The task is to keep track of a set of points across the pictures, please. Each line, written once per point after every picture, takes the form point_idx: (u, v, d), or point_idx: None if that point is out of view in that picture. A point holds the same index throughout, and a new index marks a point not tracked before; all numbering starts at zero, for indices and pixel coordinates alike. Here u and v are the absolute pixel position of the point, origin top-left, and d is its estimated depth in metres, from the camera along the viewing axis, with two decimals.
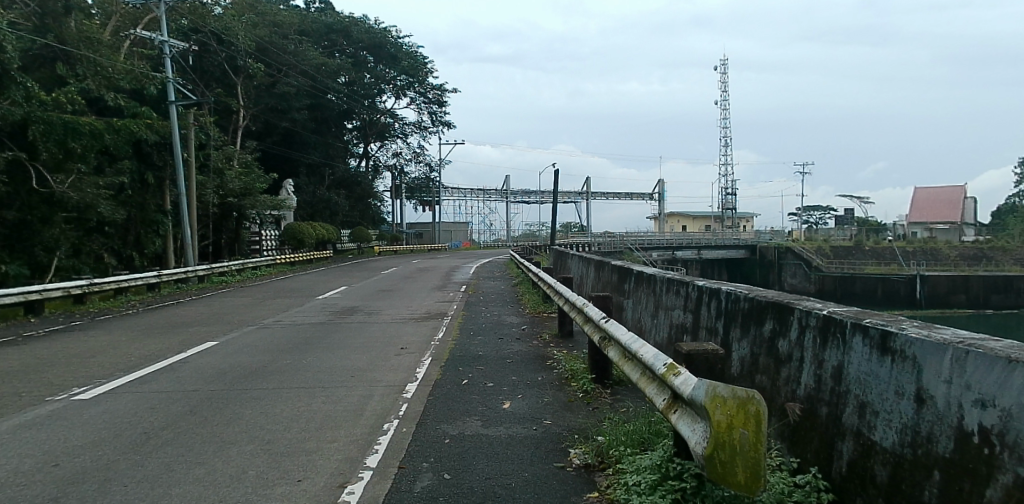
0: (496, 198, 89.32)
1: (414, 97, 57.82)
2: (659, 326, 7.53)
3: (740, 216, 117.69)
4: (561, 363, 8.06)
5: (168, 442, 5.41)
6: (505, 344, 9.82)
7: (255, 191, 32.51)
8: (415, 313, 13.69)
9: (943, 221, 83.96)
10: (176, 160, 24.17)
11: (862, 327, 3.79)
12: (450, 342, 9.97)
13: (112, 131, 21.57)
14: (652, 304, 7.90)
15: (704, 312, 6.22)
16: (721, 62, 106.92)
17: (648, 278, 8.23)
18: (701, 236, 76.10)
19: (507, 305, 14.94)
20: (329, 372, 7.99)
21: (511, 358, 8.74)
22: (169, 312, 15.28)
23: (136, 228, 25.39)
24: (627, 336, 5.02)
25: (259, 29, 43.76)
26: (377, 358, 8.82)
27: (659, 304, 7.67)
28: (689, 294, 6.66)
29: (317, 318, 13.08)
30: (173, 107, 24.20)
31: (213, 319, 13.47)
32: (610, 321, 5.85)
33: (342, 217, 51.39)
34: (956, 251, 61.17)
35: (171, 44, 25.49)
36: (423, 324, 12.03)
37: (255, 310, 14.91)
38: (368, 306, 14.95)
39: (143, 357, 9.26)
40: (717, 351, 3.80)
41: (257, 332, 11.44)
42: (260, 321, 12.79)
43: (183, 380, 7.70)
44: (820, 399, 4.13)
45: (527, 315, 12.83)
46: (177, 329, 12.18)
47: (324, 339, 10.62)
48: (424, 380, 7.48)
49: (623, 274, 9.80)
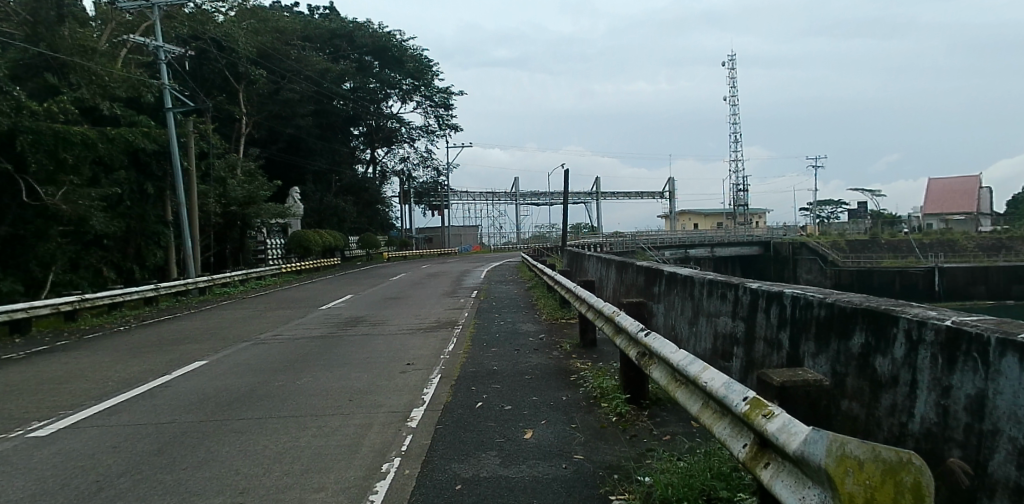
0: (506, 200, 88.42)
1: (420, 101, 57.20)
2: (700, 336, 6.52)
3: (752, 212, 115.90)
4: (588, 379, 7.04)
5: (122, 493, 4.48)
6: (522, 356, 8.82)
7: (259, 199, 31.79)
8: (425, 322, 12.76)
9: (958, 211, 81.97)
10: (176, 168, 23.41)
11: (1013, 344, 2.71)
12: (461, 356, 8.98)
13: (105, 141, 20.48)
14: (690, 311, 6.89)
15: (761, 320, 5.20)
16: (731, 59, 105.60)
17: (684, 278, 7.24)
18: (714, 234, 74.74)
19: (522, 311, 13.91)
20: (324, 395, 7.07)
21: (530, 373, 7.72)
22: (164, 328, 14.44)
23: (137, 240, 24.84)
24: (680, 354, 4.04)
25: (261, 35, 43.16)
26: (379, 377, 7.85)
27: (698, 310, 6.65)
28: (738, 298, 5.64)
29: (317, 331, 12.13)
30: (170, 115, 23.48)
31: (208, 335, 12.57)
32: (652, 334, 4.84)
33: (349, 223, 50.63)
34: (975, 241, 59.50)
35: (167, 50, 24.77)
36: (431, 335, 11.04)
37: (253, 324, 14.00)
38: (374, 316, 14.04)
39: (122, 382, 8.37)
40: (818, 383, 2.80)
41: (251, 350, 10.48)
42: (257, 336, 11.87)
43: (157, 411, 6.77)
44: (949, 438, 3.09)
45: (544, 322, 11.78)
46: (169, 347, 11.31)
47: (324, 355, 9.68)
48: (431, 405, 6.48)
49: (651, 275, 8.78)
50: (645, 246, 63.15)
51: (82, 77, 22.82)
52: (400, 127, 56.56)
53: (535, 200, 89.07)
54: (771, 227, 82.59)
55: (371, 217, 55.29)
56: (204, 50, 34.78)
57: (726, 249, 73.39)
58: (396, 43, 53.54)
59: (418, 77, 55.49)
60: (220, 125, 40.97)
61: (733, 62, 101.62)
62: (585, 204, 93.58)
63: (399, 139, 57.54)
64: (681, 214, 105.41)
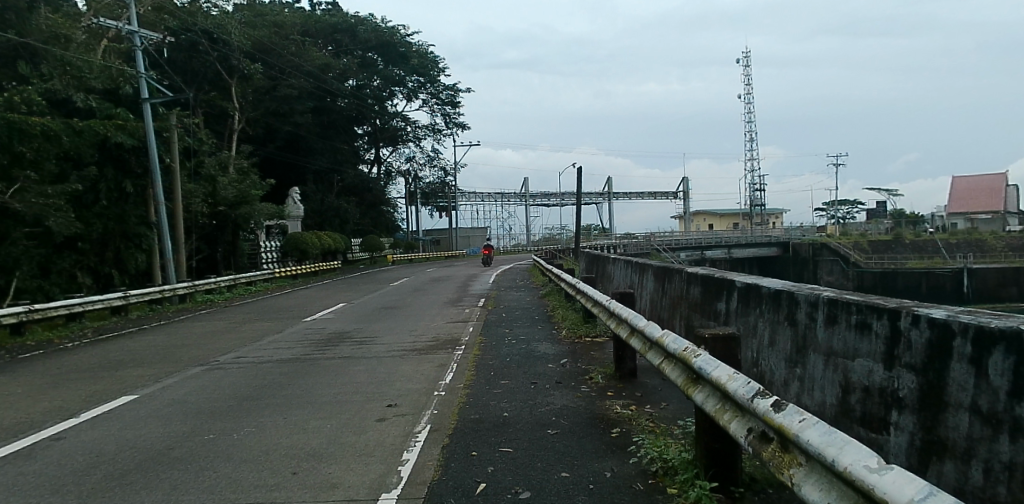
0: (516, 202, 86.48)
1: (425, 99, 55.32)
2: (817, 382, 4.28)
3: (769, 212, 112.50)
4: (643, 441, 4.84)
5: None
6: (542, 394, 6.65)
7: (252, 199, 30.02)
8: (421, 340, 10.71)
9: (985, 210, 78.08)
10: (153, 164, 21.82)
11: None
12: (461, 392, 6.86)
13: (71, 134, 19.60)
14: (793, 342, 4.66)
15: (962, 374, 2.91)
16: (744, 57, 102.97)
17: (775, 292, 5.03)
18: (729, 235, 72.12)
19: (536, 326, 11.75)
20: (263, 462, 4.98)
21: (553, 428, 5.50)
22: (124, 343, 12.58)
23: (115, 243, 23.02)
24: (914, 491, 1.74)
25: (257, 30, 41.73)
26: (347, 429, 5.71)
27: (811, 342, 4.40)
28: (908, 334, 3.34)
29: (290, 352, 10.05)
30: (147, 106, 21.74)
31: (162, 355, 10.61)
32: (800, 414, 2.51)
33: (352, 225, 48.64)
34: (1005, 240, 56.13)
35: (143, 36, 23.19)
36: (425, 360, 8.84)
37: (223, 340, 12.06)
38: (361, 331, 12.06)
39: (10, 428, 6.35)
40: None
41: (202, 380, 8.43)
42: (215, 359, 9.83)
43: (11, 488, 4.65)
44: None
45: (565, 343, 9.51)
46: (106, 372, 9.30)
47: (286, 389, 7.56)
48: (408, 486, 4.34)
49: (711, 287, 6.61)
50: (658, 248, 60.49)
51: (52, 67, 22.24)
52: (405, 126, 54.68)
53: (546, 200, 87.04)
54: (789, 228, 79.74)
55: (375, 218, 53.31)
56: (195, 42, 33.30)
57: (743, 250, 70.51)
58: (399, 38, 51.77)
59: (423, 74, 53.48)
60: (213, 122, 39.53)
61: (747, 58, 99.31)
62: (597, 205, 91.26)
63: (404, 139, 55.61)
64: (695, 214, 103.15)
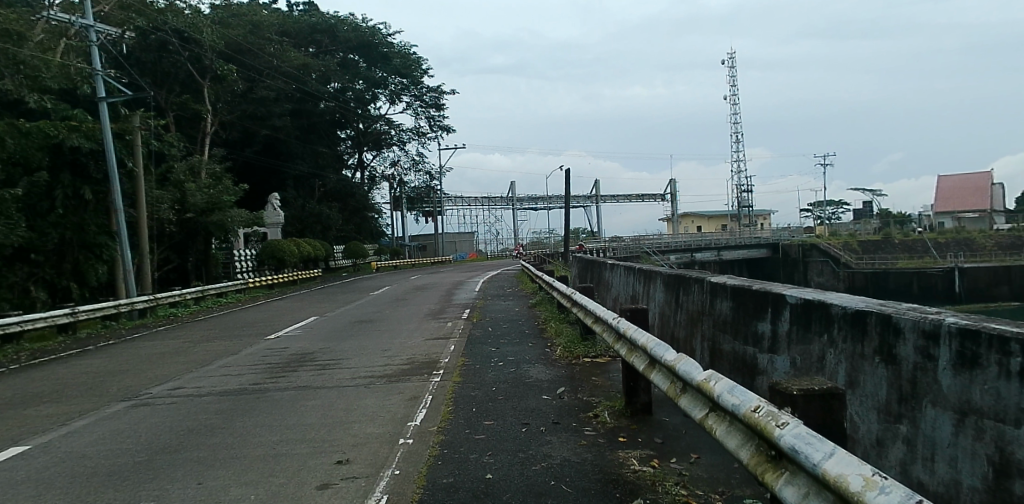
0: (503, 206, 85.16)
1: (409, 101, 53.84)
2: (948, 451, 2.90)
3: (756, 213, 112.00)
4: None
5: None
6: (537, 441, 5.23)
7: (224, 205, 28.17)
8: (395, 362, 9.26)
9: (971, 209, 77.82)
10: (112, 170, 20.11)
11: None
12: (433, 439, 5.41)
13: (17, 136, 18.89)
14: (901, 388, 3.27)
15: None
16: (729, 58, 102.70)
17: (857, 313, 3.71)
18: (718, 237, 71.41)
19: (526, 343, 10.34)
20: None
21: (552, 498, 4.04)
22: (57, 369, 10.92)
23: (74, 253, 21.18)
24: None
25: (233, 29, 40.07)
26: None
27: (937, 392, 3.00)
28: None
29: (238, 382, 8.52)
30: (103, 106, 19.91)
31: (89, 387, 8.97)
32: None
33: (334, 232, 47.10)
34: (993, 239, 55.75)
35: (100, 31, 21.44)
36: (393, 391, 7.38)
37: (167, 365, 10.42)
38: (327, 352, 10.57)
39: None
40: None
41: (119, 421, 6.81)
42: (147, 392, 8.26)
43: None
44: None
45: (561, 366, 8.09)
46: (12, 411, 7.68)
47: (217, 434, 6.02)
48: None
49: (749, 302, 5.24)
50: (650, 251, 59.36)
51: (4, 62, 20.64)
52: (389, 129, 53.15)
53: (533, 204, 85.83)
54: (777, 228, 79.13)
55: (359, 224, 51.67)
56: (164, 41, 31.57)
57: (732, 252, 69.71)
58: (381, 39, 50.44)
59: (406, 75, 51.94)
60: (185, 125, 37.81)
61: (732, 60, 99.15)
62: (585, 208, 90.21)
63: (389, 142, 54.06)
64: (685, 216, 102.42)
